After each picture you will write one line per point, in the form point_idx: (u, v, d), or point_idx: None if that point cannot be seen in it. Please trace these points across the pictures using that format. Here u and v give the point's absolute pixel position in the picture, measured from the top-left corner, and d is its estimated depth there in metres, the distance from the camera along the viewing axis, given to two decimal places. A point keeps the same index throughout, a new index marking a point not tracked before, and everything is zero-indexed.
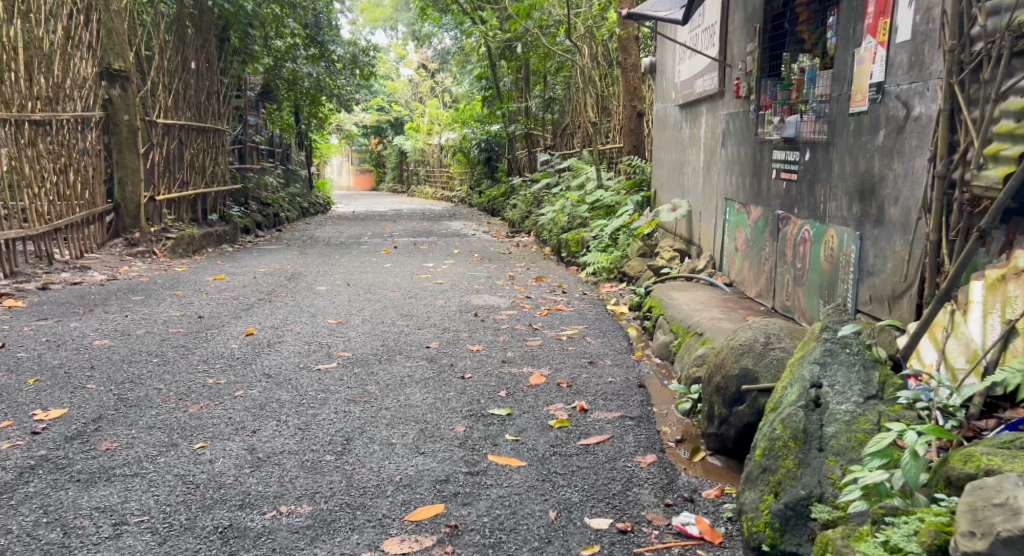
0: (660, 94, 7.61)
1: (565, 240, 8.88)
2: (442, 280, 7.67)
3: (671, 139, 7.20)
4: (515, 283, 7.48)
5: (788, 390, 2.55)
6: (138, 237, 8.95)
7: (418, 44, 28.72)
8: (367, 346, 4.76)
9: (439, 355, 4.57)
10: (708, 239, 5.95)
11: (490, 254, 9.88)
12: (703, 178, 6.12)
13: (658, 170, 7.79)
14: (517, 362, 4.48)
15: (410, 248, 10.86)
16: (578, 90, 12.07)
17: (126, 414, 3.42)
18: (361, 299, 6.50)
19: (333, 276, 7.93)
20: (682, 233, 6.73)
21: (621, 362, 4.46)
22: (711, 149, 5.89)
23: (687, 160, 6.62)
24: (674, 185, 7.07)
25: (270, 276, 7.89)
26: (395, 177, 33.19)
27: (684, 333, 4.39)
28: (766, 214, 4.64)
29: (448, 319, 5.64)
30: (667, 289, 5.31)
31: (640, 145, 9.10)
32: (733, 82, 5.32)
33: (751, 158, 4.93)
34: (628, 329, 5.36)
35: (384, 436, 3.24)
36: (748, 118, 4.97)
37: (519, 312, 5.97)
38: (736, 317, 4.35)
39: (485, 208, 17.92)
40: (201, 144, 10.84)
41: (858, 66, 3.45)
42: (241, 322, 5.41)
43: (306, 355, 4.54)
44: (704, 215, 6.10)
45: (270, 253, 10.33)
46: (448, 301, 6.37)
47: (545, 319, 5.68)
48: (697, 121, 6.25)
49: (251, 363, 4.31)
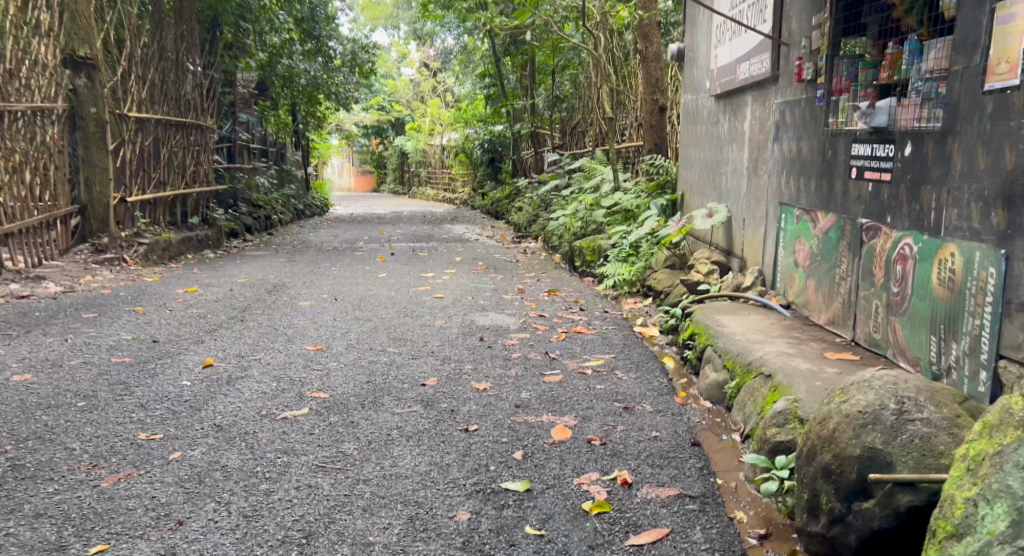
0: (690, 86, 6.77)
1: (579, 247, 8.00)
2: (443, 293, 6.79)
3: (703, 135, 6.35)
4: (525, 298, 6.60)
5: (985, 508, 1.90)
6: (107, 243, 8.09)
7: (420, 44, 27.86)
8: (350, 385, 3.87)
9: (437, 398, 3.69)
10: (755, 250, 5.09)
11: (495, 262, 9.01)
12: (747, 179, 5.28)
13: (687, 171, 6.93)
14: (536, 407, 3.61)
15: (409, 255, 10.00)
16: (591, 85, 11.19)
17: (12, 492, 2.55)
18: (349, 318, 5.61)
19: (320, 289, 7.04)
20: (719, 243, 5.87)
21: (664, 408, 3.61)
22: (759, 144, 5.06)
23: (725, 158, 5.78)
24: (708, 187, 6.21)
25: (249, 289, 7.02)
26: (396, 179, 32.34)
27: (743, 374, 3.54)
28: (841, 222, 3.80)
29: (448, 345, 4.76)
30: (712, 312, 4.45)
31: (662, 143, 8.21)
32: (792, 63, 4.49)
33: (818, 153, 4.10)
34: (664, 358, 4.53)
35: (360, 530, 2.41)
36: (814, 106, 4.15)
37: (533, 335, 5.12)
38: (810, 352, 3.49)
39: (488, 211, 17.07)
40: (182, 142, 9.98)
41: (999, 26, 2.66)
42: (203, 350, 4.53)
43: (273, 396, 3.67)
44: (748, 222, 5.24)
45: (257, 260, 9.48)
46: (449, 321, 5.50)
47: (563, 345, 4.81)
48: (740, 113, 5.41)
49: (200, 408, 3.43)
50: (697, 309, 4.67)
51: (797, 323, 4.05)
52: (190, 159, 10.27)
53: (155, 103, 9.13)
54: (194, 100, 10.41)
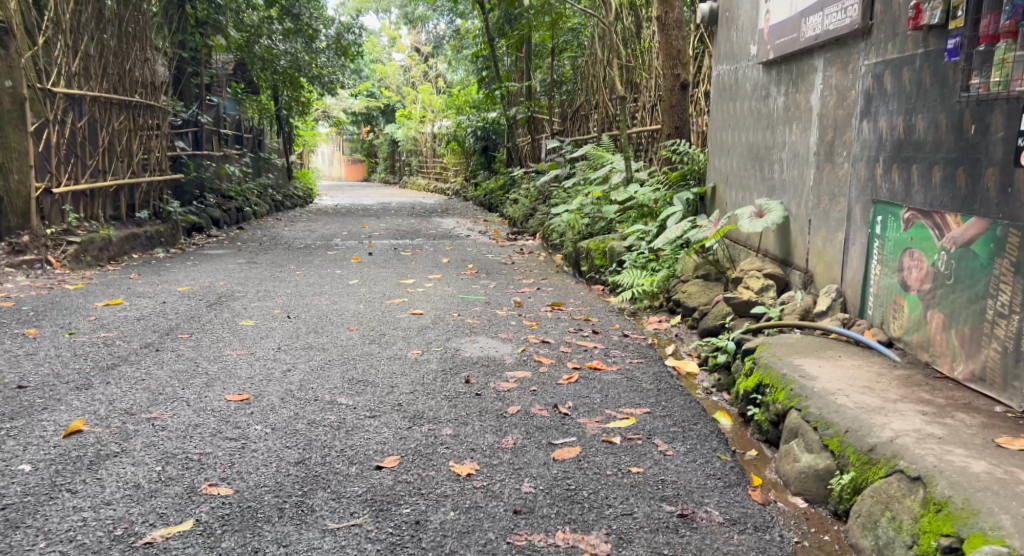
0: (726, 54, 5.53)
1: (586, 249, 6.79)
2: (422, 308, 5.55)
3: (746, 114, 5.12)
4: (524, 315, 5.37)
5: None
6: (27, 242, 6.89)
7: (412, 28, 26.53)
8: (267, 473, 2.64)
9: (394, 497, 2.48)
10: (828, 262, 3.88)
11: (488, 265, 7.78)
12: (814, 169, 4.06)
13: (722, 158, 5.69)
14: (544, 512, 2.42)
15: (389, 255, 8.77)
16: (596, 63, 9.91)
17: None
18: (297, 347, 4.37)
19: (273, 301, 5.79)
20: (768, 250, 4.67)
21: (738, 516, 2.42)
22: (834, 122, 3.83)
23: (780, 142, 4.56)
24: (752, 179, 4.99)
25: (187, 301, 5.77)
26: (387, 169, 31.01)
27: (862, 467, 2.34)
28: (996, 229, 2.62)
29: (421, 392, 3.53)
30: (783, 354, 3.24)
31: (683, 126, 6.94)
32: (896, 9, 3.25)
33: (945, 130, 2.88)
34: (717, 415, 3.31)
35: None
36: (938, 63, 2.92)
37: (535, 373, 3.91)
38: (969, 434, 2.31)
39: (482, 202, 15.84)
40: (129, 125, 8.66)
41: None
42: (80, 403, 3.28)
43: (145, 495, 2.43)
44: (816, 225, 4.03)
45: (212, 261, 8.26)
46: (427, 352, 4.29)
47: (576, 392, 3.58)
48: (804, 81, 4.18)
49: (16, 526, 2.26)
50: (760, 346, 3.45)
51: (916, 375, 2.84)
52: (140, 145, 8.98)
53: (90, 78, 7.80)
54: (144, 77, 9.11)
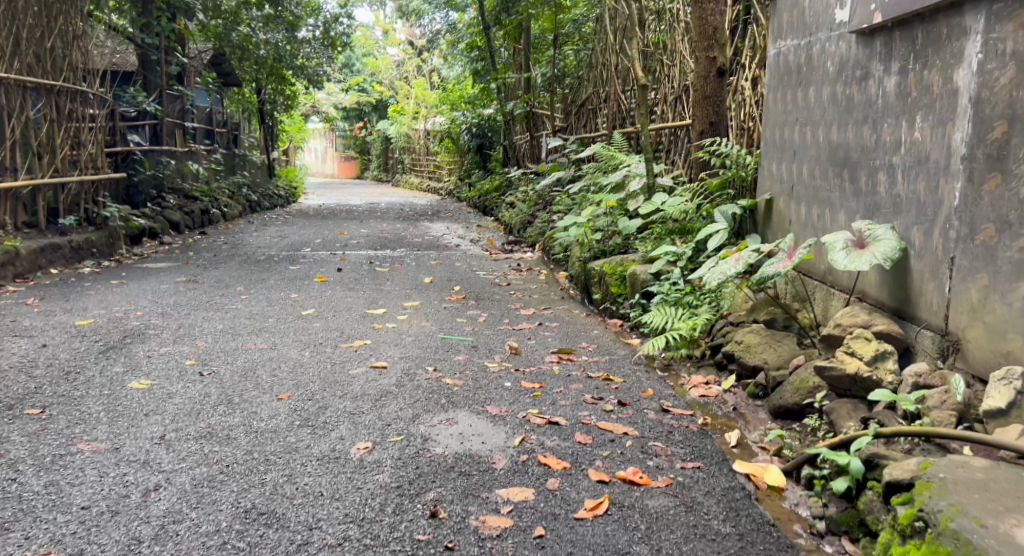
0: (792, 25, 4.07)
1: (599, 272, 5.46)
2: (386, 359, 4.16)
3: (824, 104, 3.73)
4: (520, 369, 4.01)
5: None
6: None
7: (405, 21, 25.12)
8: None
9: None
10: (993, 329, 2.53)
11: (479, 287, 6.43)
12: (961, 181, 2.71)
13: (781, 164, 4.24)
14: None
15: (361, 271, 7.39)
16: (606, 47, 8.51)
17: None
18: (190, 436, 2.97)
19: (192, 344, 4.40)
20: (868, 293, 3.30)
21: None
22: (1008, 109, 2.51)
23: (888, 141, 3.18)
24: (837, 193, 3.60)
25: (76, 344, 4.33)
26: (379, 166, 29.64)
27: None
28: None
29: (350, 547, 2.27)
30: (985, 506, 1.88)
31: (720, 121, 5.51)
32: None
33: None
34: None
35: None
36: None
37: (544, 492, 2.56)
38: None
39: (476, 205, 14.52)
40: (48, 114, 7.20)
41: None
42: None
43: None
44: (966, 267, 2.67)
45: (146, 278, 6.84)
46: (383, 445, 2.92)
47: (604, 542, 2.28)
48: (941, 51, 2.84)
49: None
50: (916, 477, 2.07)
51: None
52: (68, 138, 7.53)
53: None
54: (75, 60, 7.65)
